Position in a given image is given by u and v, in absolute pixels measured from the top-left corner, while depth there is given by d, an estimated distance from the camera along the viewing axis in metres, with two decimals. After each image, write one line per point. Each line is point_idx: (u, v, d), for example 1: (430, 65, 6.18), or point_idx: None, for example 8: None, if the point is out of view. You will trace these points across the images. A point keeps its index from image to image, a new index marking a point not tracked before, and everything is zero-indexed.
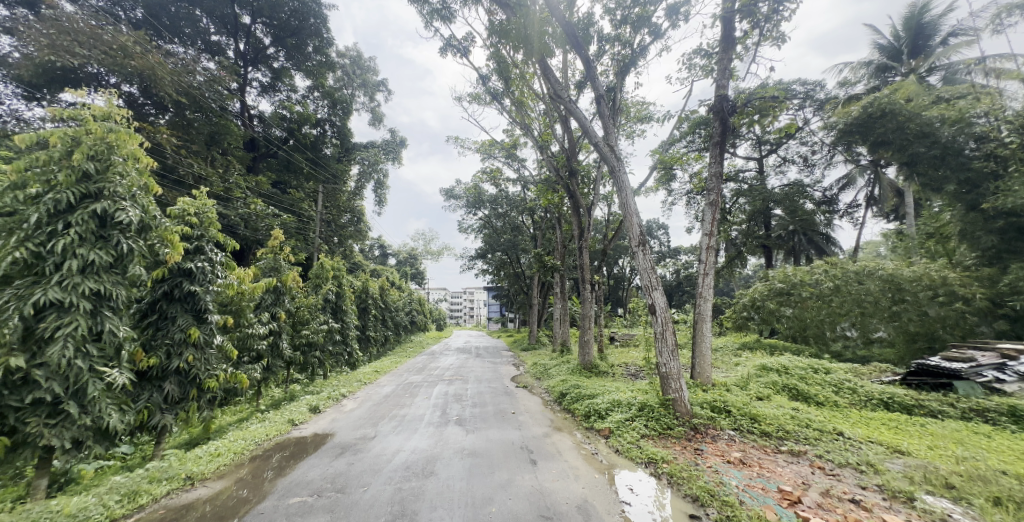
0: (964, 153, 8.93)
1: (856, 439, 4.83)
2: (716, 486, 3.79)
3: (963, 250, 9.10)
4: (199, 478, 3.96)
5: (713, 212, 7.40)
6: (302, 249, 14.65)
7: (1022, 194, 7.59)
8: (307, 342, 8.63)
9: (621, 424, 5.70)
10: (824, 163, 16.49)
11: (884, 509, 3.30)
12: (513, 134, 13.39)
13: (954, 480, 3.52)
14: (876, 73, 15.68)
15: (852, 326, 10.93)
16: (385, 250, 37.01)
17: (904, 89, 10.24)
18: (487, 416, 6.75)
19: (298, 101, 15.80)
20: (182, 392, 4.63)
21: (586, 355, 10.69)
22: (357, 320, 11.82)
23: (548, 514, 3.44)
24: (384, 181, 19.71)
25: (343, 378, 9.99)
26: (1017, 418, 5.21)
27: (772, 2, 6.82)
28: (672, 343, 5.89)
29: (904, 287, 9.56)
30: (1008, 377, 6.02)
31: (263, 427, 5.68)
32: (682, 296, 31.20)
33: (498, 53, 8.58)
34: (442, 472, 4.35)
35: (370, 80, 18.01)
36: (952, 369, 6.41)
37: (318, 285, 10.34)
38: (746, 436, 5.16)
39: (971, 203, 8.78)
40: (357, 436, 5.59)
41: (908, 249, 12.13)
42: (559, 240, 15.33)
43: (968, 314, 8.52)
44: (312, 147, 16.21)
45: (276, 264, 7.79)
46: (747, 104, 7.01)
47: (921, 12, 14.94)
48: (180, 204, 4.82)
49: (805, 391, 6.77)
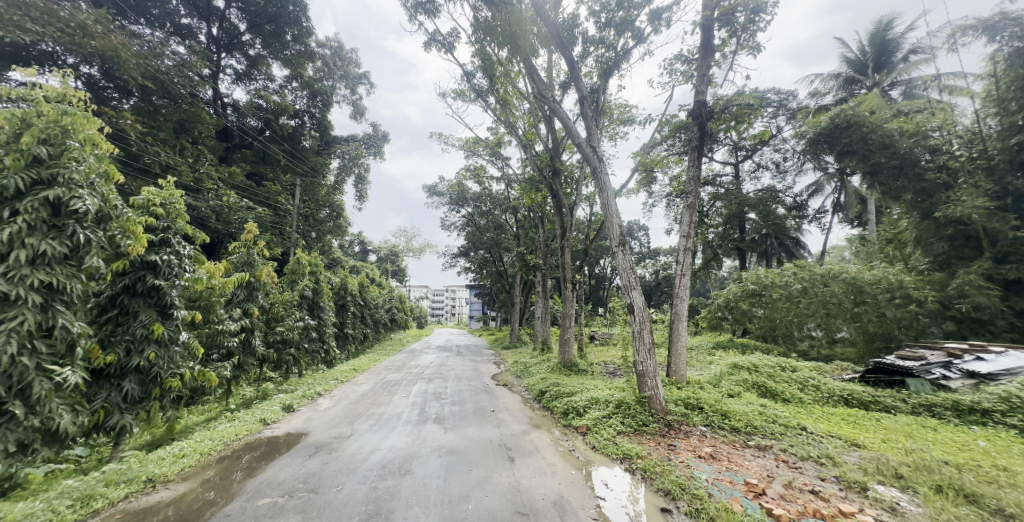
0: (920, 164, 9.50)
1: (818, 433, 5.09)
2: (687, 480, 3.93)
3: (916, 256, 9.64)
4: (162, 480, 3.82)
5: (690, 214, 7.60)
6: (278, 243, 14.27)
7: (968, 204, 8.25)
8: (282, 339, 8.36)
9: (599, 421, 5.82)
10: (795, 170, 17.22)
11: (841, 499, 3.50)
12: (497, 132, 13.42)
13: (903, 471, 3.75)
14: (843, 85, 16.47)
15: (817, 326, 11.45)
16: (366, 246, 36.48)
17: (869, 101, 10.76)
18: (466, 414, 6.75)
19: (275, 91, 15.27)
20: (143, 391, 4.43)
21: (566, 353, 10.79)
22: (334, 318, 11.56)
23: (524, 510, 3.49)
24: (365, 175, 19.34)
25: (318, 376, 9.74)
26: (960, 412, 5.62)
27: (749, 12, 7.05)
28: (650, 342, 6.02)
29: (864, 289, 10.08)
30: (953, 374, 6.50)
31: (232, 427, 5.50)
32: (661, 296, 32.07)
33: (482, 50, 8.58)
34: (419, 470, 4.32)
35: (352, 72, 17.59)
36: (905, 367, 6.78)
37: (294, 280, 10.04)
38: (717, 432, 5.34)
39: (925, 211, 9.34)
40: (331, 435, 5.50)
41: (869, 254, 12.78)
42: (542, 239, 15.40)
43: (921, 315, 9.10)
44: (290, 139, 15.72)
45: (249, 258, 7.45)
46: (725, 110, 7.26)
47: (885, 29, 15.70)
48: (144, 194, 4.58)
49: (773, 388, 7.06)
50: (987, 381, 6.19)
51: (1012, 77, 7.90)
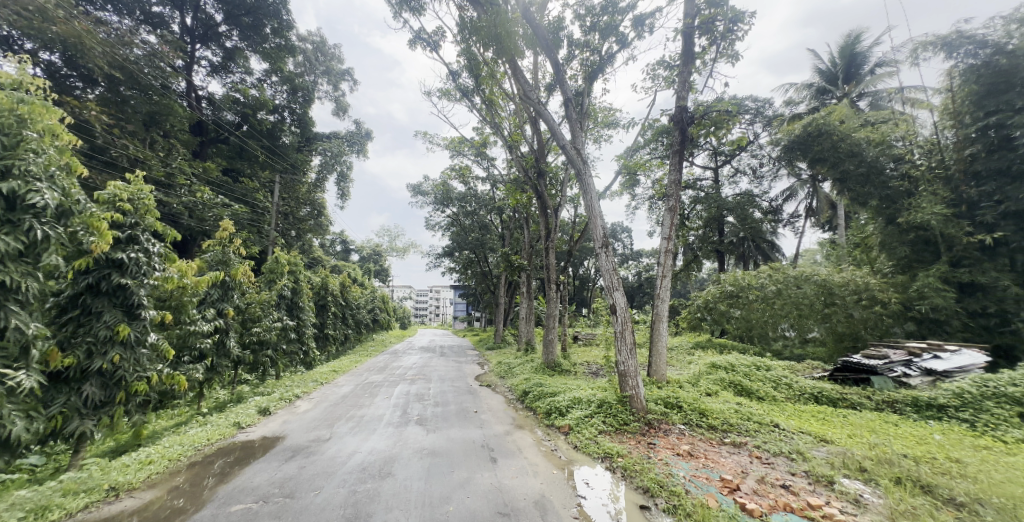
0: (885, 172, 9.96)
1: (789, 429, 5.28)
2: (665, 477, 4.02)
3: (881, 260, 10.13)
4: (126, 488, 3.67)
5: (671, 217, 7.77)
6: (255, 242, 13.90)
7: (927, 211, 8.73)
8: (258, 340, 8.14)
9: (581, 420, 5.89)
10: (771, 176, 17.82)
11: (809, 493, 3.64)
12: (482, 132, 13.41)
13: (867, 464, 3.93)
14: (816, 95, 17.14)
15: (791, 327, 11.86)
16: (348, 245, 35.88)
17: (840, 110, 11.22)
18: (449, 415, 6.72)
19: (253, 85, 14.81)
20: (106, 395, 4.24)
21: (549, 354, 10.85)
22: (314, 318, 11.32)
23: (506, 510, 3.51)
24: (348, 173, 19.01)
25: (297, 378, 9.54)
26: (918, 408, 5.93)
27: (728, 21, 7.26)
28: (632, 342, 6.11)
29: (834, 291, 10.50)
30: (913, 372, 6.87)
31: (204, 431, 5.32)
32: (643, 297, 32.66)
33: (468, 50, 8.58)
34: (400, 473, 4.29)
35: (334, 68, 17.27)
36: (870, 365, 7.10)
37: (273, 280, 9.78)
38: (695, 430, 5.48)
39: (889, 217, 9.81)
40: (310, 439, 5.39)
41: (839, 257, 13.31)
42: (527, 240, 15.44)
43: (885, 316, 9.56)
44: (269, 135, 15.29)
45: (224, 256, 7.14)
46: (705, 116, 7.47)
47: (854, 42, 16.38)
48: (110, 188, 4.39)
49: (748, 387, 7.29)
50: (943, 379, 6.74)
51: (967, 92, 8.52)
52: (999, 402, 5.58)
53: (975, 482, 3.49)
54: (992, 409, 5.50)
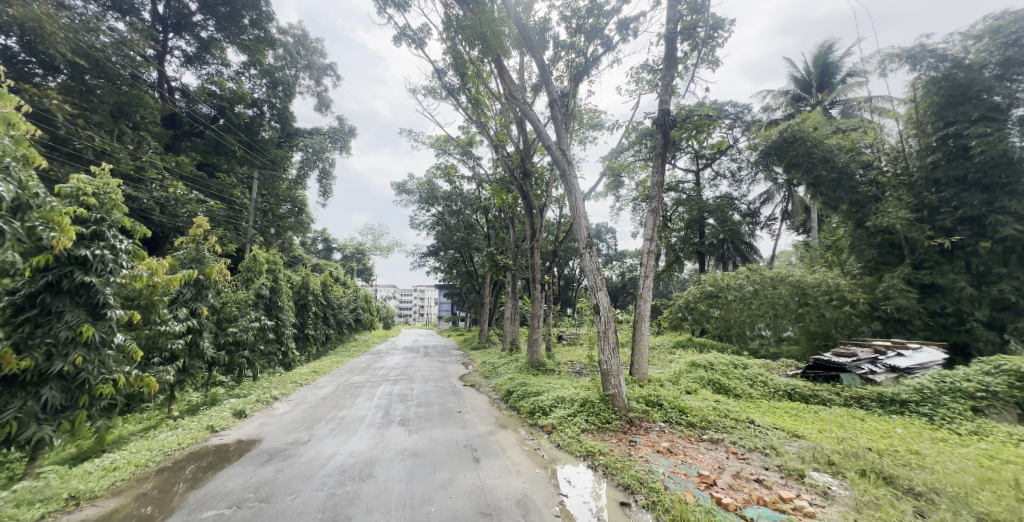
0: (855, 178, 10.38)
1: (764, 426, 5.45)
2: (645, 474, 4.09)
3: (851, 262, 10.56)
4: (88, 496, 3.52)
5: (654, 218, 7.92)
6: (232, 239, 13.49)
7: (893, 215, 9.16)
8: (234, 341, 7.89)
9: (564, 419, 5.94)
10: (750, 180, 18.35)
11: (781, 486, 3.77)
12: (468, 131, 13.36)
13: (835, 458, 4.10)
14: (791, 102, 17.72)
15: (766, 326, 12.24)
16: (330, 244, 35.21)
17: (813, 118, 11.63)
18: (432, 415, 6.68)
19: (230, 77, 14.32)
20: (67, 399, 4.05)
21: (533, 353, 10.88)
22: (294, 318, 11.06)
23: (487, 510, 3.51)
24: (330, 170, 18.63)
25: (275, 379, 9.28)
26: (883, 403, 6.21)
27: (709, 28, 7.44)
28: (615, 342, 6.19)
29: (807, 292, 10.89)
30: (879, 369, 7.19)
31: (175, 435, 5.14)
32: (626, 297, 33.16)
33: (454, 48, 8.54)
34: (381, 474, 4.23)
35: (316, 62, 16.88)
36: (840, 363, 7.39)
37: (250, 278, 9.49)
38: (675, 427, 5.59)
39: (859, 221, 10.24)
40: (287, 441, 5.27)
41: (812, 259, 13.81)
42: (513, 240, 15.47)
43: (854, 316, 9.98)
44: (247, 129, 14.90)
45: (197, 254, 6.88)
46: (687, 119, 7.63)
47: (827, 52, 17.00)
48: (72, 182, 4.19)
49: (726, 385, 7.48)
50: (905, 375, 7.10)
51: (928, 103, 8.98)
52: (955, 397, 5.91)
53: (932, 472, 3.68)
54: (949, 404, 5.81)
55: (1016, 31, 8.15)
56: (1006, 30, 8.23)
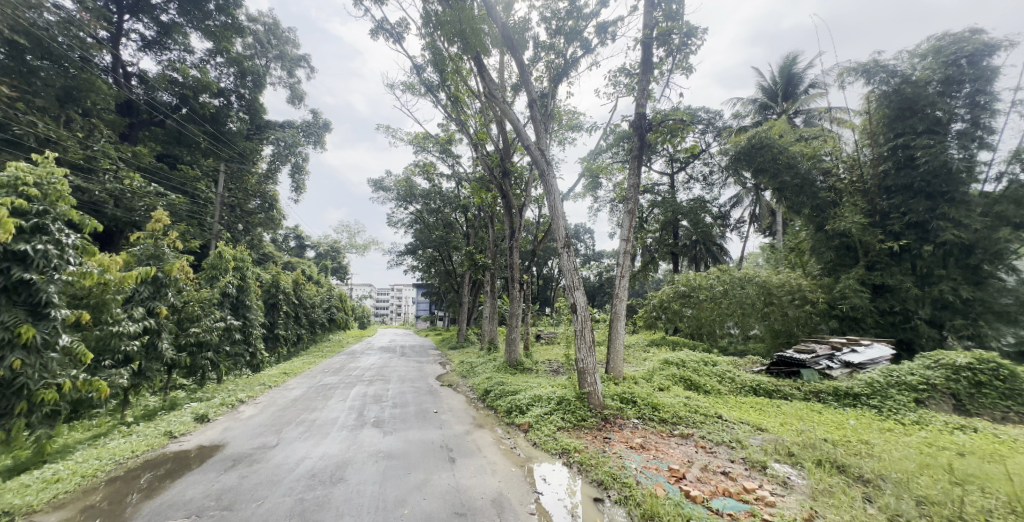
0: (816, 184, 10.93)
1: (731, 420, 5.67)
2: (618, 470, 4.17)
3: (812, 263, 11.14)
4: (26, 511, 3.28)
5: (630, 219, 8.09)
6: (194, 235, 12.86)
7: (849, 219, 9.72)
8: (197, 342, 7.52)
9: (540, 418, 5.99)
10: (721, 183, 19.03)
11: (745, 478, 3.93)
12: (447, 129, 13.24)
13: (794, 449, 4.31)
14: (759, 110, 18.48)
15: (735, 325, 12.73)
16: (303, 241, 34.15)
17: (779, 125, 12.18)
18: (407, 416, 6.58)
19: (194, 65, 13.57)
20: (2, 407, 3.74)
21: (511, 353, 10.90)
22: (263, 318, 10.65)
23: (462, 511, 3.49)
24: (303, 165, 18.04)
25: (241, 382, 8.90)
26: (838, 397, 6.58)
27: (683, 35, 7.65)
28: (591, 341, 6.29)
29: (772, 292, 11.40)
30: (835, 365, 7.61)
31: (129, 442, 4.85)
32: (603, 296, 33.76)
33: (433, 44, 8.43)
34: (352, 478, 4.14)
35: (288, 53, 16.29)
36: (799, 359, 7.76)
37: (214, 276, 9.05)
38: (647, 423, 5.73)
39: (819, 224, 10.81)
40: (253, 446, 5.07)
41: (778, 260, 14.44)
42: (491, 239, 15.44)
43: (814, 314, 10.55)
44: (212, 120, 14.20)
45: (156, 251, 6.52)
46: (662, 123, 7.84)
47: (792, 64, 17.84)
48: (11, 169, 3.89)
49: (696, 381, 7.73)
50: (858, 370, 7.56)
51: (881, 115, 9.57)
52: (900, 389, 6.35)
53: (880, 460, 3.93)
54: (895, 396, 6.22)
55: (955, 51, 8.82)
56: (948, 50, 8.89)
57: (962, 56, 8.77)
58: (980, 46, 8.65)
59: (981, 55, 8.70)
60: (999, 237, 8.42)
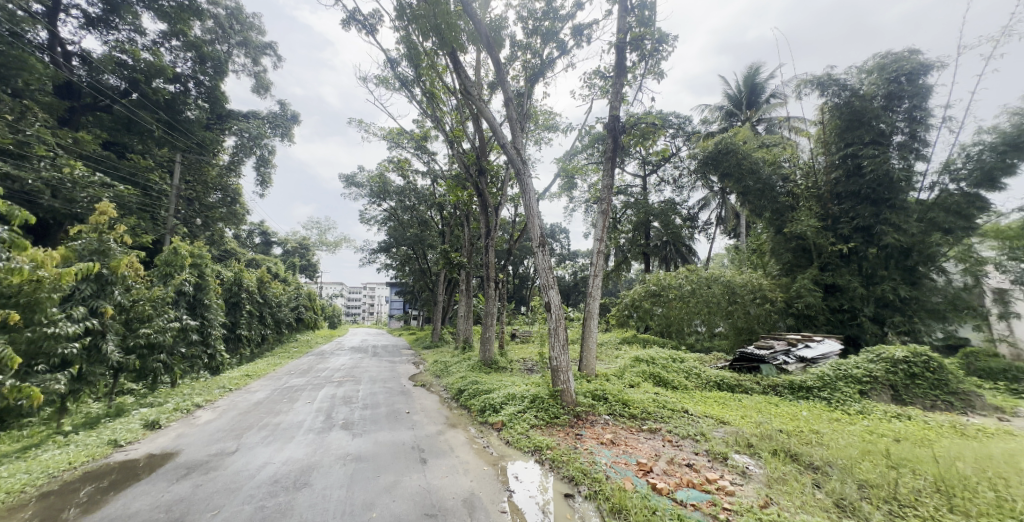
0: (776, 189, 11.50)
1: (696, 414, 5.87)
2: (589, 465, 4.23)
3: (772, 264, 11.74)
4: None
5: (604, 219, 8.23)
6: (146, 229, 12.07)
7: (804, 223, 10.31)
8: (148, 344, 7.05)
9: (513, 416, 5.99)
10: (690, 187, 19.72)
11: (708, 469, 4.09)
12: (423, 125, 13.02)
13: (753, 441, 4.51)
14: (725, 117, 19.27)
15: (702, 323, 13.11)
16: (269, 238, 32.69)
17: (743, 132, 12.71)
18: (378, 417, 6.43)
19: (146, 47, 12.66)
20: None
21: (485, 351, 10.85)
22: (224, 318, 10.12)
23: (432, 512, 3.43)
24: (269, 158, 17.26)
25: (198, 385, 8.42)
26: (793, 389, 6.95)
27: (655, 41, 7.84)
28: (565, 339, 6.34)
29: (736, 292, 11.92)
30: (790, 360, 8.04)
31: (67, 453, 4.47)
32: (577, 296, 34.28)
33: (407, 37, 8.24)
34: (318, 482, 3.99)
35: (253, 40, 15.50)
36: (759, 355, 8.14)
37: (169, 273, 8.50)
38: (618, 419, 5.85)
39: (778, 227, 11.39)
40: (210, 453, 4.80)
41: (741, 260, 15.12)
42: (467, 237, 15.30)
43: (772, 312, 11.16)
44: (168, 107, 13.34)
45: (101, 246, 6.05)
46: (634, 126, 8.02)
47: (755, 73, 18.69)
48: None
49: (665, 378, 7.96)
50: (811, 364, 8.01)
51: (834, 125, 10.18)
52: (847, 382, 6.78)
53: (828, 447, 4.19)
54: (842, 388, 6.65)
55: (897, 68, 9.48)
56: (890, 68, 9.54)
57: (902, 73, 9.45)
58: (917, 65, 9.35)
59: (918, 73, 9.41)
60: (933, 240, 9.15)
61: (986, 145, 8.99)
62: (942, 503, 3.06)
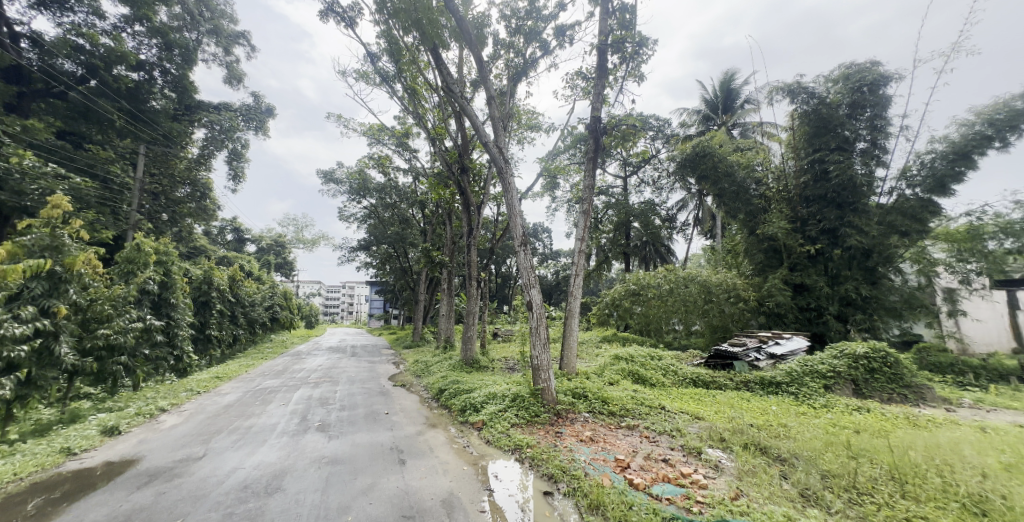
0: (750, 191, 11.87)
1: (673, 411, 6.00)
2: (568, 463, 4.25)
3: (746, 264, 12.12)
4: None
5: (585, 219, 8.29)
6: (106, 225, 11.57)
7: (776, 225, 10.69)
8: (107, 346, 6.68)
9: (494, 415, 5.96)
10: (669, 188, 20.15)
11: (683, 463, 4.18)
12: (404, 122, 12.82)
13: (725, 435, 4.64)
14: (702, 121, 19.76)
15: (679, 321, 13.47)
16: (242, 234, 31.53)
17: (719, 136, 13.06)
18: (355, 418, 6.29)
19: (106, 32, 11.97)
20: None
21: (467, 351, 10.77)
22: (192, 318, 9.70)
23: (410, 513, 3.38)
24: (242, 152, 16.63)
25: (163, 388, 8.03)
26: (764, 385, 7.20)
27: (636, 44, 7.94)
28: (546, 337, 6.35)
29: (712, 291, 12.25)
30: (761, 357, 8.32)
31: (14, 463, 4.18)
32: (559, 295, 34.54)
33: (389, 32, 8.09)
34: (291, 486, 3.87)
35: (224, 29, 14.84)
36: (732, 352, 8.39)
37: (131, 272, 8.09)
38: (597, 417, 5.90)
39: (751, 228, 11.76)
40: (175, 459, 4.58)
41: (716, 260, 15.57)
42: (449, 236, 15.14)
43: (746, 311, 11.53)
44: (131, 95, 12.67)
45: (55, 242, 5.70)
46: (615, 128, 8.10)
47: (730, 79, 19.25)
48: None
49: (643, 375, 8.09)
50: (781, 361, 8.31)
51: (803, 131, 10.58)
52: (813, 377, 7.07)
53: (795, 440, 4.35)
54: (809, 383, 6.93)
55: (860, 79, 9.88)
56: (854, 78, 9.95)
57: (864, 84, 9.86)
58: (878, 76, 9.78)
59: (879, 84, 9.85)
60: (891, 242, 9.65)
61: (938, 153, 9.55)
62: (896, 490, 3.22)
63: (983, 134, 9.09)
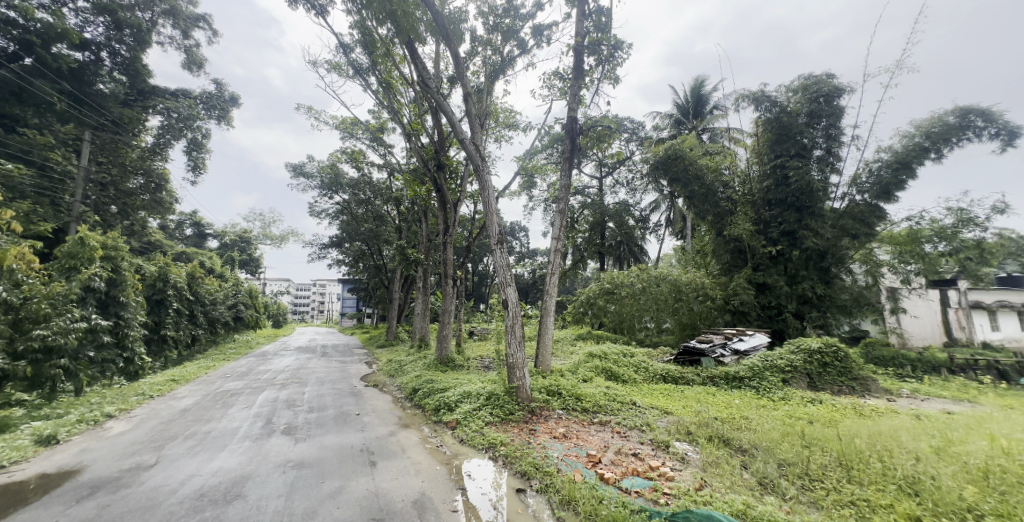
0: (719, 194, 12.30)
1: (643, 406, 6.14)
2: (541, 460, 4.26)
3: (714, 264, 12.57)
4: None
5: (561, 218, 8.35)
6: (44, 217, 10.75)
7: (741, 226, 11.14)
8: (45, 348, 6.15)
9: (468, 414, 5.91)
10: (642, 190, 20.62)
11: (652, 457, 4.27)
12: (379, 117, 12.49)
13: (692, 428, 4.79)
14: (674, 124, 20.31)
15: (650, 319, 13.85)
16: (204, 229, 29.86)
17: (691, 139, 13.46)
18: (324, 420, 6.08)
19: (46, 7, 10.98)
20: None
21: (442, 349, 10.63)
22: (144, 317, 9.09)
23: (379, 516, 3.28)
24: (202, 142, 15.72)
25: (111, 392, 7.48)
26: (728, 380, 7.50)
27: (612, 46, 8.03)
28: (521, 335, 6.33)
29: (682, 290, 12.65)
30: (726, 353, 8.65)
31: None
32: (536, 293, 34.73)
33: (362, 23, 7.83)
34: (253, 493, 3.68)
35: (182, 10, 13.75)
36: (700, 349, 8.68)
37: (73, 268, 7.47)
38: (571, 413, 5.96)
39: (719, 229, 12.21)
40: (123, 468, 4.26)
41: (686, 260, 16.08)
42: (424, 234, 14.88)
43: (713, 309, 11.97)
44: (75, 76, 11.71)
45: None
46: (591, 128, 8.17)
47: (700, 85, 19.86)
48: None
49: (616, 372, 8.24)
50: (744, 357, 8.68)
51: (766, 138, 11.07)
52: (773, 371, 7.41)
53: (755, 431, 4.54)
54: (769, 377, 7.27)
55: (817, 90, 10.44)
56: (812, 89, 10.49)
57: (821, 95, 10.42)
58: (833, 88, 10.35)
59: (834, 95, 10.43)
60: (843, 244, 10.27)
61: (884, 162, 10.22)
62: (843, 475, 3.41)
63: (922, 145, 9.82)
